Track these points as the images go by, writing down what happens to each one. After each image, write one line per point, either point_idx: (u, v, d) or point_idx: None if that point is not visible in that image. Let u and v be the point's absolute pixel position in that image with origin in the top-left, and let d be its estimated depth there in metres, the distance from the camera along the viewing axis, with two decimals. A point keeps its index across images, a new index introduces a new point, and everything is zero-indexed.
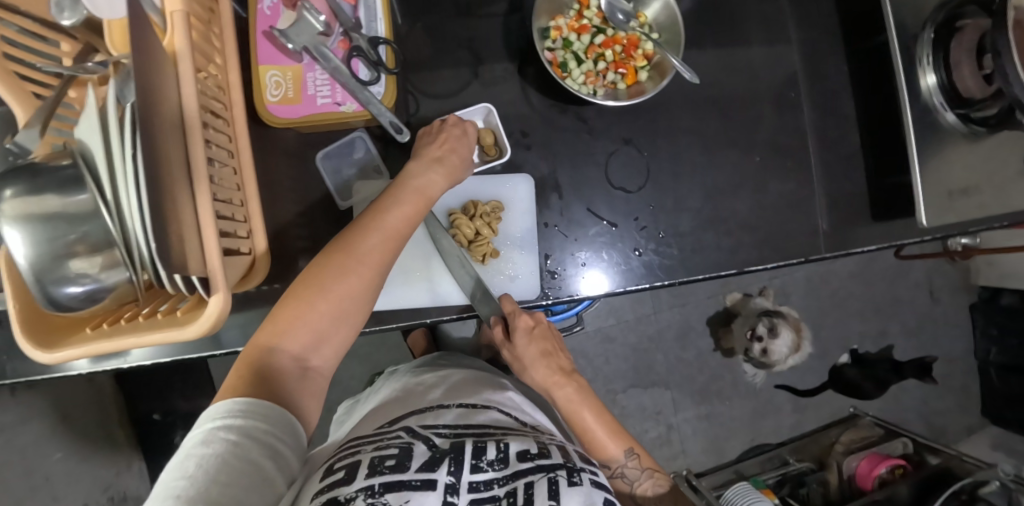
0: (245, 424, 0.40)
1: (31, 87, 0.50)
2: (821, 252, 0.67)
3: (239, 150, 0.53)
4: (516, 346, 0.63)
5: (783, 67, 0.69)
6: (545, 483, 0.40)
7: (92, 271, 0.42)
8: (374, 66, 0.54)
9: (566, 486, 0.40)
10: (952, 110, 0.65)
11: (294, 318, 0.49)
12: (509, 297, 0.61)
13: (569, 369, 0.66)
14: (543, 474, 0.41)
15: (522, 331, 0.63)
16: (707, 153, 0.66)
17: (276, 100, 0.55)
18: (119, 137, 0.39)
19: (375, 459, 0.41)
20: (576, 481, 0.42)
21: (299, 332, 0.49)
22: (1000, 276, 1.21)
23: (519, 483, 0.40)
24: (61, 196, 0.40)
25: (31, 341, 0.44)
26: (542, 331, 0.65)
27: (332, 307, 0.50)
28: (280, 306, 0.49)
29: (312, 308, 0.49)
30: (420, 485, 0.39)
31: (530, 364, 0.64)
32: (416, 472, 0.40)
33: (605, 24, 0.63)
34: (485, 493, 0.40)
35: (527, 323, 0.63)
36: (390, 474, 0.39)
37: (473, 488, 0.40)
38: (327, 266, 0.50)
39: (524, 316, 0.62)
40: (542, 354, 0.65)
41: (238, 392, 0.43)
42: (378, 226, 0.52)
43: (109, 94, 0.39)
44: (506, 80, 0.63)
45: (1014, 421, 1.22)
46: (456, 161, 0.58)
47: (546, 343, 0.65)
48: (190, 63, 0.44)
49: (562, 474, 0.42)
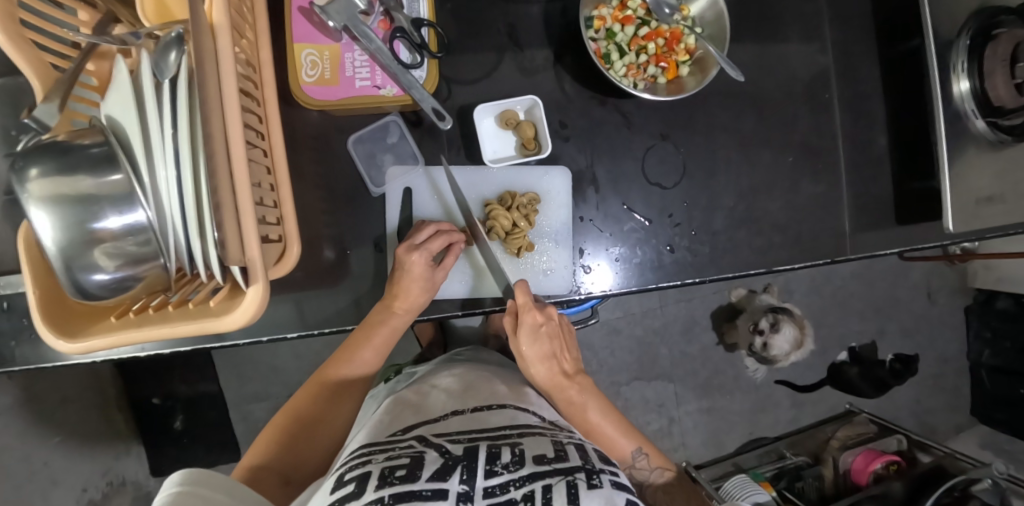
0: (195, 489, 0.39)
1: (48, 57, 0.47)
2: (847, 254, 0.67)
3: (270, 132, 0.51)
4: (521, 345, 0.58)
5: (818, 67, 0.69)
6: (564, 486, 0.39)
7: (122, 259, 0.40)
8: (416, 49, 0.52)
9: (585, 489, 0.39)
10: (983, 117, 0.65)
11: (344, 363, 0.57)
12: (523, 287, 0.57)
13: (574, 371, 0.61)
14: (561, 477, 0.40)
15: (527, 327, 0.58)
16: (742, 151, 0.66)
17: (311, 81, 0.53)
18: (157, 113, 0.37)
19: (385, 470, 0.41)
20: (595, 483, 0.41)
21: (352, 368, 0.58)
22: (997, 279, 1.24)
23: (537, 486, 0.39)
24: (93, 176, 0.38)
25: (52, 329, 0.42)
26: (552, 330, 0.59)
27: (374, 354, 0.58)
28: (337, 352, 0.58)
29: (358, 358, 0.57)
30: (431, 495, 0.38)
31: (531, 364, 0.59)
32: (427, 482, 0.39)
33: (649, 15, 0.61)
34: (501, 496, 0.39)
35: (535, 320, 0.58)
36: (400, 484, 0.39)
37: (489, 493, 0.39)
38: (343, 350, 0.58)
39: (530, 311, 0.57)
40: (546, 355, 0.59)
41: (282, 439, 0.54)
42: (375, 334, 0.57)
43: (146, 66, 0.36)
44: (544, 70, 0.61)
45: (1002, 422, 1.25)
46: (449, 261, 0.59)
47: (555, 343, 0.60)
48: (229, 35, 0.41)
49: (581, 476, 0.41)
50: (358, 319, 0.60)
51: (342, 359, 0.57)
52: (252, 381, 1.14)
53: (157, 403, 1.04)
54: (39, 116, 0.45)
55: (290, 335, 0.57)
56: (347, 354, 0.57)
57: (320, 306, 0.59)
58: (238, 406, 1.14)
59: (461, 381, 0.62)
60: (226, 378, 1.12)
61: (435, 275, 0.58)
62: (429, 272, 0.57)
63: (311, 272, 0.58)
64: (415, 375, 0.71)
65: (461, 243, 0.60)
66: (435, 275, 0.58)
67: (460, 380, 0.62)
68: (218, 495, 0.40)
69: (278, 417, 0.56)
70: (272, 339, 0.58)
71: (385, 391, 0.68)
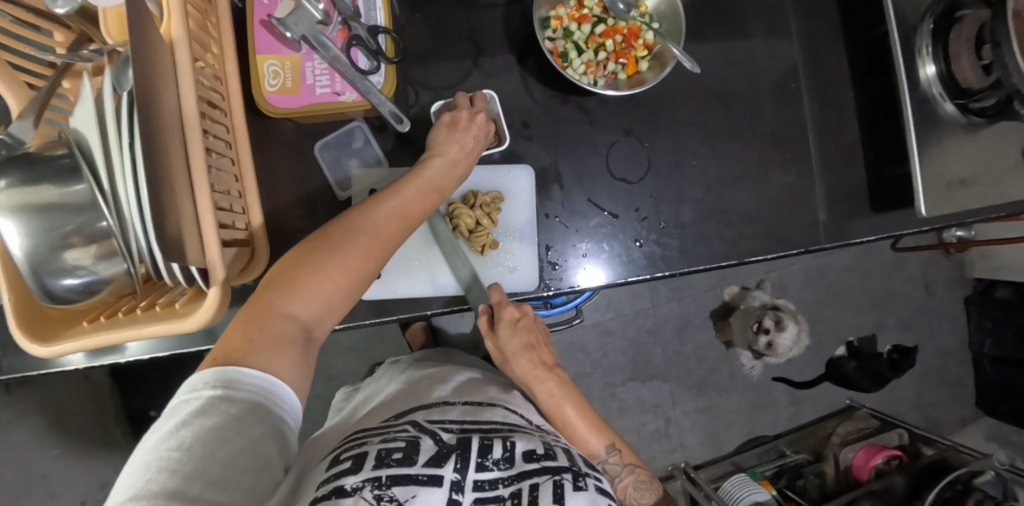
0: (244, 398, 0.40)
1: (22, 76, 0.50)
2: (821, 244, 0.67)
3: (237, 140, 0.52)
4: (501, 338, 0.61)
5: (784, 59, 0.69)
6: (550, 486, 0.40)
7: (88, 262, 0.41)
8: (374, 55, 0.54)
9: (571, 490, 0.41)
10: (951, 100, 0.65)
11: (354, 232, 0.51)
12: (497, 287, 0.59)
13: (552, 363, 0.66)
14: (548, 476, 0.41)
15: (506, 323, 0.60)
16: (710, 144, 0.66)
17: (274, 90, 0.54)
18: (115, 125, 0.39)
19: (382, 451, 0.42)
20: (580, 485, 0.41)
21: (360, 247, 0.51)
22: (995, 268, 1.22)
23: (525, 484, 0.41)
24: (58, 186, 0.40)
25: (28, 335, 0.44)
26: (528, 325, 0.64)
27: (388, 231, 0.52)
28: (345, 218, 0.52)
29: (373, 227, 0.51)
30: (427, 480, 0.40)
31: (513, 357, 0.63)
32: (423, 467, 0.41)
33: (605, 14, 0.62)
34: (490, 492, 0.41)
35: (513, 315, 0.61)
36: (397, 467, 0.40)
37: (478, 487, 0.41)
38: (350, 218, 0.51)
39: (508, 307, 0.60)
40: (525, 347, 0.63)
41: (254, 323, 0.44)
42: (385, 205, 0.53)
43: (104, 82, 0.38)
44: (508, 71, 0.63)
45: (1008, 413, 1.23)
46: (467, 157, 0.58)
47: (531, 336, 0.64)
48: (186, 50, 0.43)
49: (568, 477, 0.42)
50: None
51: (360, 235, 0.50)
52: None
53: None
54: (15, 132, 0.47)
55: None
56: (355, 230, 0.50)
57: None
58: None
59: (449, 376, 0.63)
60: None
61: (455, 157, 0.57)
62: (464, 157, 0.57)
63: None
64: (399, 367, 0.72)
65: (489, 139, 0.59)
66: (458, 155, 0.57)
67: (445, 376, 0.62)
68: (263, 417, 0.40)
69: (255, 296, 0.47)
70: None
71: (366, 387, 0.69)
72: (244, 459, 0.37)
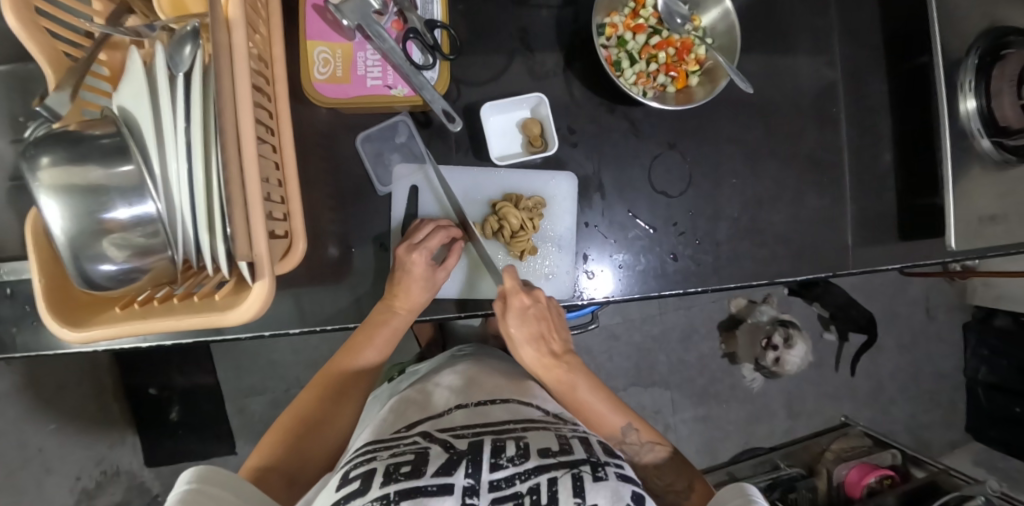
0: (206, 489, 0.40)
1: (62, 46, 0.47)
2: (849, 268, 0.67)
3: (280, 127, 0.50)
4: (509, 326, 0.57)
5: (827, 81, 0.69)
6: (569, 479, 0.39)
7: (129, 250, 0.40)
8: (429, 50, 0.53)
9: (591, 482, 0.39)
10: (988, 137, 0.65)
11: (356, 349, 0.58)
12: (513, 271, 0.57)
13: (563, 351, 0.59)
14: (566, 470, 0.40)
15: (515, 310, 0.57)
16: (750, 163, 0.66)
17: (323, 78, 0.53)
18: (169, 106, 0.37)
19: (390, 466, 0.41)
20: (601, 476, 0.40)
21: (358, 360, 0.58)
22: (996, 297, 1.24)
23: (542, 479, 0.39)
24: (105, 167, 0.38)
25: (58, 318, 0.42)
26: (540, 312, 0.58)
27: (385, 339, 0.58)
28: (351, 339, 0.58)
29: (370, 344, 0.58)
30: (437, 490, 0.38)
31: (518, 346, 0.58)
32: (432, 477, 0.39)
33: (660, 25, 0.61)
34: (507, 490, 0.39)
35: (522, 301, 0.57)
36: (405, 480, 0.39)
37: (495, 487, 0.39)
38: (350, 345, 0.58)
39: (518, 294, 0.57)
40: (535, 335, 0.58)
41: (285, 443, 0.52)
42: (378, 333, 0.57)
43: (161, 57, 0.36)
44: (555, 75, 0.62)
45: (996, 439, 1.26)
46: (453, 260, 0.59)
47: (543, 324, 0.58)
48: (244, 30, 0.41)
49: (586, 469, 0.41)
50: (359, 316, 0.60)
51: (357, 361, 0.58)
52: (248, 373, 1.08)
53: (153, 393, 0.98)
54: (51, 104, 0.45)
55: (293, 330, 0.57)
56: (349, 355, 0.58)
57: (322, 302, 0.59)
58: (235, 400, 1.07)
59: (463, 377, 0.61)
60: (223, 370, 1.07)
61: (427, 277, 0.57)
62: (430, 272, 0.57)
63: (315, 268, 0.58)
64: (417, 373, 0.71)
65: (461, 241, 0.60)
66: (435, 274, 0.57)
67: (462, 377, 0.61)
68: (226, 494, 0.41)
69: (284, 417, 0.55)
70: (275, 334, 0.57)
71: (387, 390, 0.68)
72: None
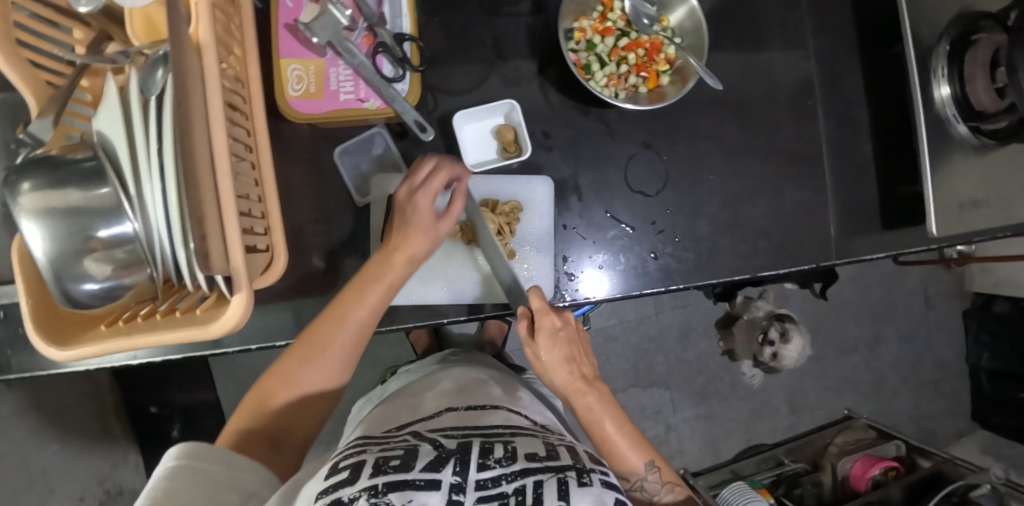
0: (198, 465, 0.42)
1: (44, 74, 0.49)
2: (832, 260, 0.68)
3: (258, 145, 0.52)
4: (539, 347, 0.56)
5: (802, 74, 0.69)
6: (554, 482, 0.39)
7: (110, 268, 0.41)
8: (399, 62, 0.54)
9: (575, 486, 0.39)
10: (964, 122, 0.66)
11: (345, 310, 0.54)
12: (537, 293, 0.57)
13: (592, 378, 0.58)
14: (552, 473, 0.40)
15: (546, 331, 0.56)
16: (727, 159, 0.67)
17: (297, 95, 0.54)
18: (142, 128, 0.38)
19: (380, 459, 0.41)
20: (585, 481, 0.40)
21: (350, 319, 0.54)
22: (995, 283, 1.23)
23: (528, 481, 0.39)
24: (83, 189, 0.39)
25: (45, 339, 0.44)
26: (570, 334, 0.58)
27: (379, 297, 0.54)
28: (344, 294, 0.54)
29: (361, 301, 0.54)
30: (424, 484, 0.38)
31: (550, 368, 0.56)
32: (421, 472, 0.39)
33: (628, 27, 0.62)
34: (493, 490, 0.39)
35: (553, 323, 0.57)
36: (395, 473, 0.39)
37: (481, 486, 0.39)
38: (340, 306, 0.54)
39: (547, 315, 0.56)
40: (566, 358, 0.56)
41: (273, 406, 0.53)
42: (371, 290, 0.54)
43: (133, 82, 0.37)
44: (528, 81, 0.63)
45: (1003, 427, 1.25)
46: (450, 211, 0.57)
47: (573, 347, 0.57)
48: (215, 53, 0.42)
49: (572, 474, 0.41)
50: None
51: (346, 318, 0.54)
52: None
53: (154, 411, 1.05)
54: (34, 131, 0.47)
55: (279, 343, 0.58)
56: (340, 316, 0.53)
57: (307, 313, 0.60)
58: None
59: (455, 383, 0.61)
60: None
61: (422, 234, 0.55)
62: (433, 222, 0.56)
63: (299, 280, 0.59)
64: (409, 375, 0.72)
65: (462, 182, 0.56)
66: (435, 227, 0.56)
67: (454, 382, 0.61)
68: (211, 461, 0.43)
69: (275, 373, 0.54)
70: (261, 348, 0.58)
71: (377, 393, 0.69)
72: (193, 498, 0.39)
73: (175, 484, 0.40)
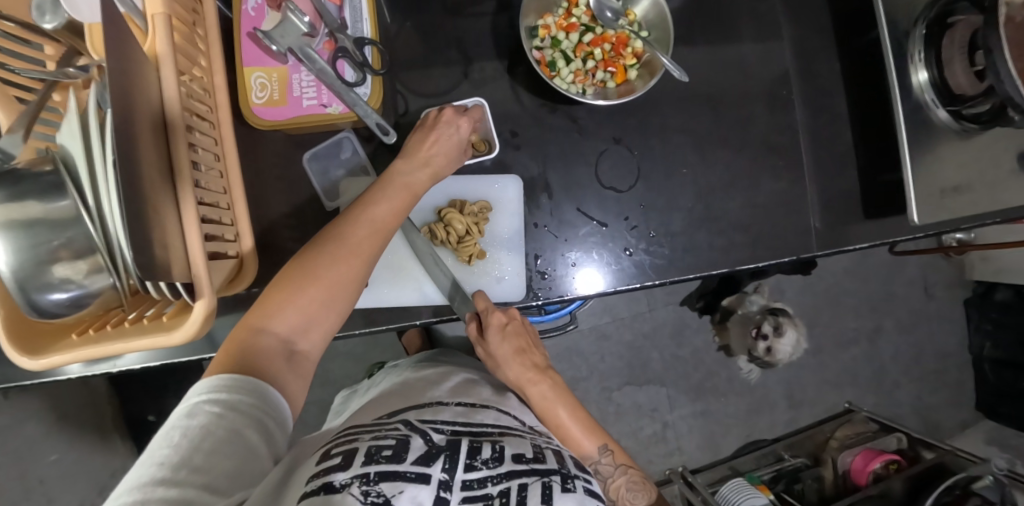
0: (231, 398, 0.40)
1: (13, 90, 0.50)
2: (812, 251, 0.67)
3: (225, 153, 0.52)
4: (490, 344, 0.59)
5: (776, 64, 0.69)
6: (539, 486, 0.37)
7: (77, 277, 0.42)
8: (359, 67, 0.54)
9: (558, 492, 0.37)
10: (944, 107, 0.64)
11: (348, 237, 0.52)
12: (482, 295, 0.59)
13: (544, 365, 0.63)
14: (536, 477, 0.38)
15: (495, 328, 0.59)
16: (701, 152, 0.66)
17: (260, 102, 0.56)
18: (99, 140, 0.39)
19: (372, 448, 0.39)
20: (569, 487, 0.38)
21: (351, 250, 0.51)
22: (995, 270, 1.21)
23: (513, 483, 0.37)
24: (43, 201, 0.40)
25: (19, 349, 0.44)
26: (517, 329, 0.61)
27: (382, 228, 0.53)
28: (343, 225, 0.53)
29: (365, 228, 0.52)
30: (415, 477, 0.36)
31: (503, 362, 0.60)
32: (412, 464, 0.37)
33: (593, 22, 0.62)
34: (478, 491, 0.36)
35: (501, 320, 0.59)
36: (386, 463, 0.37)
37: (467, 486, 0.37)
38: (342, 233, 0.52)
39: (495, 313, 0.58)
40: (517, 352, 0.60)
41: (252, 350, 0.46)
42: (376, 216, 0.53)
43: (86, 96, 0.37)
44: (496, 80, 0.63)
45: (1009, 416, 1.22)
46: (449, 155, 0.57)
47: (522, 340, 0.61)
48: (173, 65, 0.43)
49: (556, 479, 0.39)
50: None
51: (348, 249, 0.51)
52: None
53: (151, 420, 1.00)
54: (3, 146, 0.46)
55: None
56: (340, 244, 0.51)
57: None
58: None
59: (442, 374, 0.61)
60: None
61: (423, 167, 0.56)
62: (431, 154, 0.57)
63: None
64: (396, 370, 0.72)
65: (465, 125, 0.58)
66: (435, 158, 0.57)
67: (442, 373, 0.61)
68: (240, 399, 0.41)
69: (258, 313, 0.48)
70: None
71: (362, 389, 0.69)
72: (219, 449, 0.37)
73: (200, 429, 0.37)
